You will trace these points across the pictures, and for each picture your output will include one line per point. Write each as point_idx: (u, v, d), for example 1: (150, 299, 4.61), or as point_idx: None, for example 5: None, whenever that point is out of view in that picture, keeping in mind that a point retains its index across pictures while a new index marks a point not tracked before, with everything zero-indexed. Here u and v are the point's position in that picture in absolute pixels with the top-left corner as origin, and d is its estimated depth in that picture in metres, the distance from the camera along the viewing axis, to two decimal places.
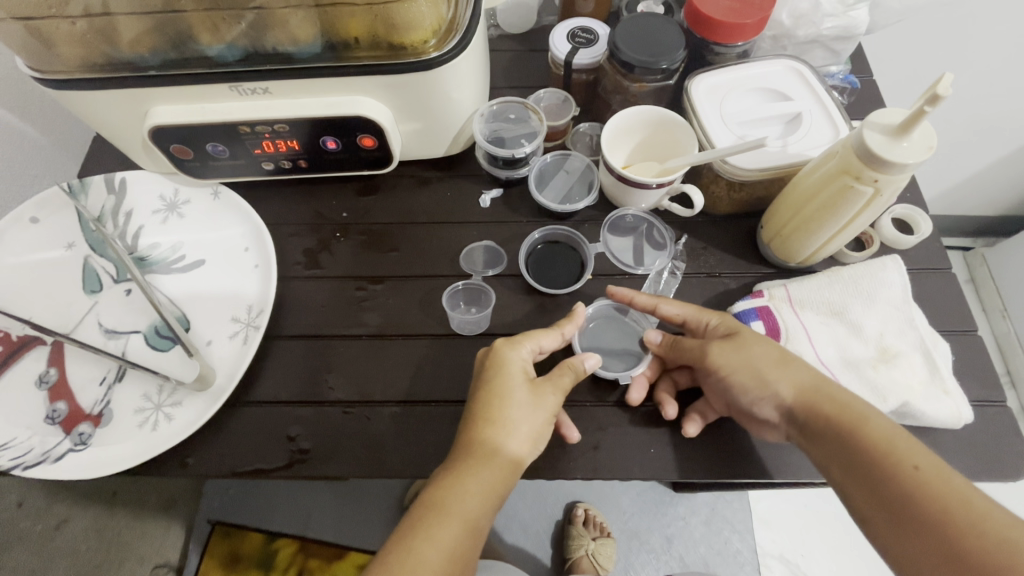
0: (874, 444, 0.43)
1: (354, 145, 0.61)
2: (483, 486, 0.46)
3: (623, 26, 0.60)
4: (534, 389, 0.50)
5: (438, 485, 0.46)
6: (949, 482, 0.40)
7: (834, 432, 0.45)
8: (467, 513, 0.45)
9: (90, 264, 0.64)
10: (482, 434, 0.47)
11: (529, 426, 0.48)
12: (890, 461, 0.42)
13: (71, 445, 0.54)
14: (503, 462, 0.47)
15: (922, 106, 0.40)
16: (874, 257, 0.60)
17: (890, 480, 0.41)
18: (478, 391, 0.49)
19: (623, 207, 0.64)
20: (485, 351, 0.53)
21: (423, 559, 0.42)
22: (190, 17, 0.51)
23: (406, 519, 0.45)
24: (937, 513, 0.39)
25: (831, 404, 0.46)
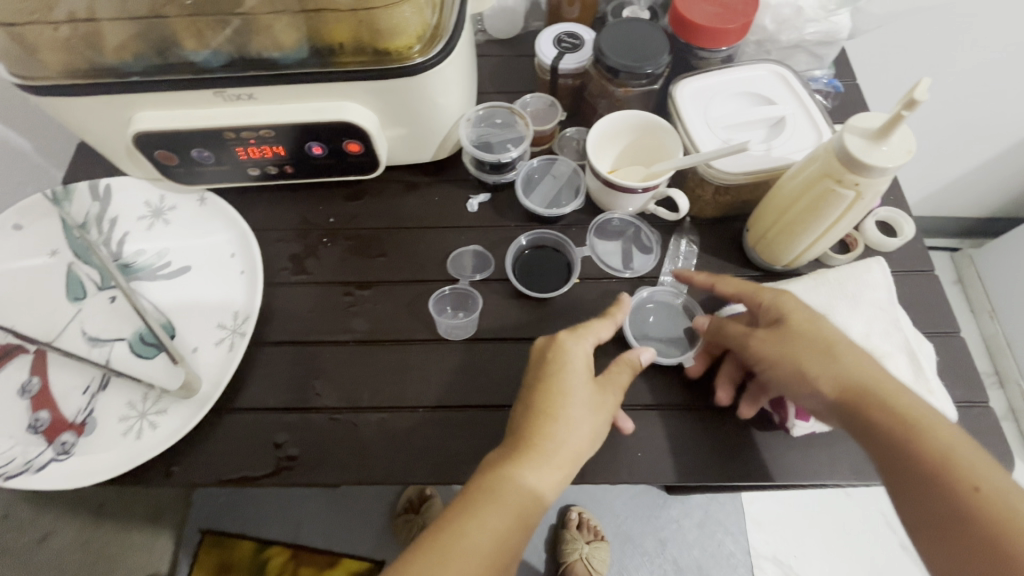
0: (926, 455, 0.42)
1: (341, 150, 0.61)
2: (541, 478, 0.45)
3: (609, 32, 0.60)
4: (595, 385, 0.50)
5: (497, 471, 0.46)
6: (1007, 506, 0.38)
7: (885, 435, 0.44)
8: (521, 505, 0.44)
9: (74, 271, 0.63)
10: (543, 425, 0.47)
11: (590, 425, 0.48)
12: (946, 472, 0.41)
13: (54, 455, 0.54)
14: (564, 458, 0.47)
15: (900, 110, 0.40)
16: (858, 259, 0.60)
17: (940, 491, 0.40)
18: (540, 383, 0.49)
19: (609, 211, 0.64)
20: (546, 340, 0.52)
21: (472, 542, 0.42)
22: (174, 23, 0.52)
23: (456, 500, 0.45)
24: (987, 535, 0.38)
25: (881, 409, 0.44)
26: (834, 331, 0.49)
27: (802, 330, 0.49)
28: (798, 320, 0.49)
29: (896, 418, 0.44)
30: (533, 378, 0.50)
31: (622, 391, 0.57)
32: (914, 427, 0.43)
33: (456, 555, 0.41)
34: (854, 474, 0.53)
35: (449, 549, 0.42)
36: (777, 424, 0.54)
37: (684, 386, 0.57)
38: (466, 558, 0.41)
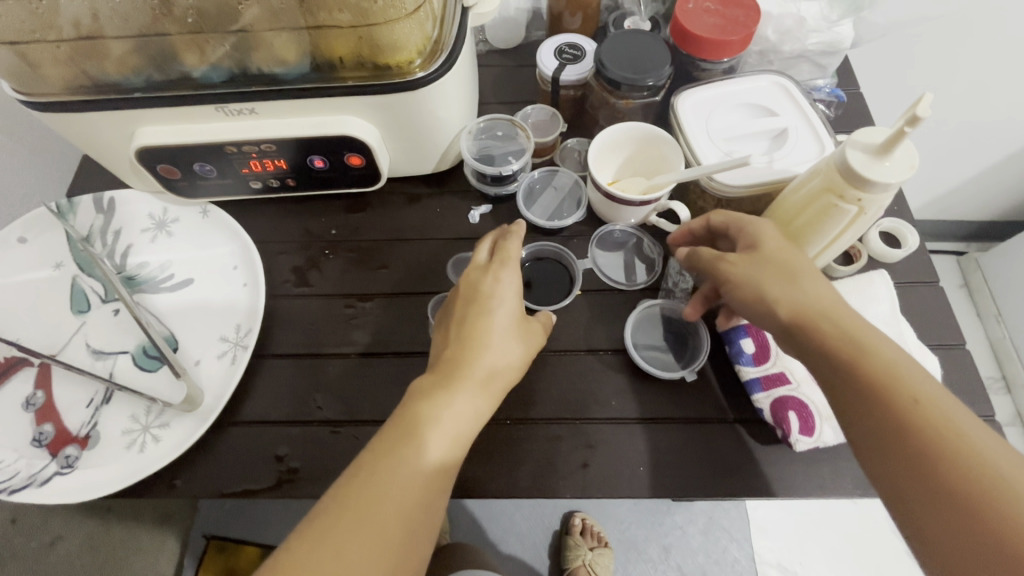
0: (876, 370, 0.40)
1: (342, 163, 0.61)
2: (464, 409, 0.45)
3: (609, 44, 0.60)
4: (519, 320, 0.50)
5: (427, 398, 0.44)
6: (946, 415, 0.38)
7: (842, 354, 0.41)
8: (459, 429, 0.44)
9: (78, 284, 0.63)
10: (472, 350, 0.46)
11: (518, 353, 0.49)
12: (891, 393, 0.39)
13: (58, 469, 0.54)
14: (494, 382, 0.47)
15: (902, 126, 0.40)
16: (862, 271, 0.60)
17: (888, 411, 0.39)
18: (467, 314, 0.48)
19: (611, 222, 0.64)
20: (474, 274, 0.51)
21: (410, 465, 0.41)
22: (174, 40, 0.51)
23: (389, 424, 0.44)
24: (933, 443, 0.37)
25: (836, 329, 0.42)
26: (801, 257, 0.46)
27: (777, 254, 0.46)
28: (771, 244, 0.46)
29: (849, 336, 0.42)
30: (459, 312, 0.49)
31: (624, 404, 0.56)
32: (865, 345, 0.41)
33: (395, 477, 0.41)
34: (859, 489, 0.53)
35: (386, 471, 0.41)
36: (780, 439, 0.54)
37: (686, 400, 0.56)
38: (403, 479, 0.41)
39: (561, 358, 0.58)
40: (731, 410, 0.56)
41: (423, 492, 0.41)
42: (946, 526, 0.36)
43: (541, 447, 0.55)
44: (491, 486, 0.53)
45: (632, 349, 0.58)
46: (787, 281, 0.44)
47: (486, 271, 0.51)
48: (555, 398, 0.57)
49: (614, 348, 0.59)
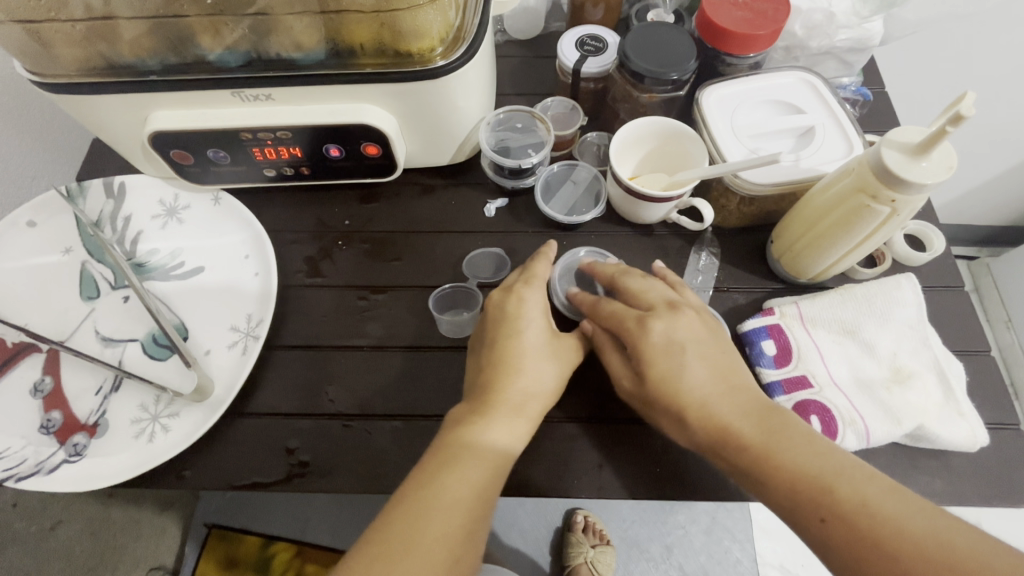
0: (781, 494, 0.40)
1: (358, 153, 0.60)
2: (503, 439, 0.46)
3: (633, 35, 0.59)
4: (553, 343, 0.51)
5: (466, 424, 0.46)
6: (858, 529, 0.36)
7: (754, 482, 0.42)
8: (500, 451, 0.45)
9: (88, 270, 0.62)
10: (509, 371, 0.48)
11: (555, 370, 0.50)
12: (800, 508, 0.39)
13: (65, 456, 0.53)
14: (532, 402, 0.48)
15: (944, 125, 0.39)
16: (886, 275, 0.59)
17: (802, 527, 0.39)
18: (497, 335, 0.50)
19: (643, 218, 0.61)
20: (499, 299, 0.52)
21: (449, 495, 0.42)
22: (192, 22, 0.50)
23: (427, 460, 0.45)
24: (855, 565, 0.36)
25: (739, 459, 0.42)
26: (693, 382, 0.45)
27: (663, 388, 0.46)
28: (653, 375, 0.46)
29: (751, 462, 0.42)
30: (489, 335, 0.50)
31: None
32: (769, 467, 0.41)
33: (439, 507, 0.42)
34: None
35: (427, 503, 0.42)
36: None
37: None
38: (445, 511, 0.42)
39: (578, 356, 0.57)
40: None
41: (467, 519, 0.42)
42: None
43: (555, 446, 0.54)
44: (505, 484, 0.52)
45: None
46: (678, 418, 0.45)
47: (510, 293, 0.52)
48: (570, 397, 0.56)
49: None
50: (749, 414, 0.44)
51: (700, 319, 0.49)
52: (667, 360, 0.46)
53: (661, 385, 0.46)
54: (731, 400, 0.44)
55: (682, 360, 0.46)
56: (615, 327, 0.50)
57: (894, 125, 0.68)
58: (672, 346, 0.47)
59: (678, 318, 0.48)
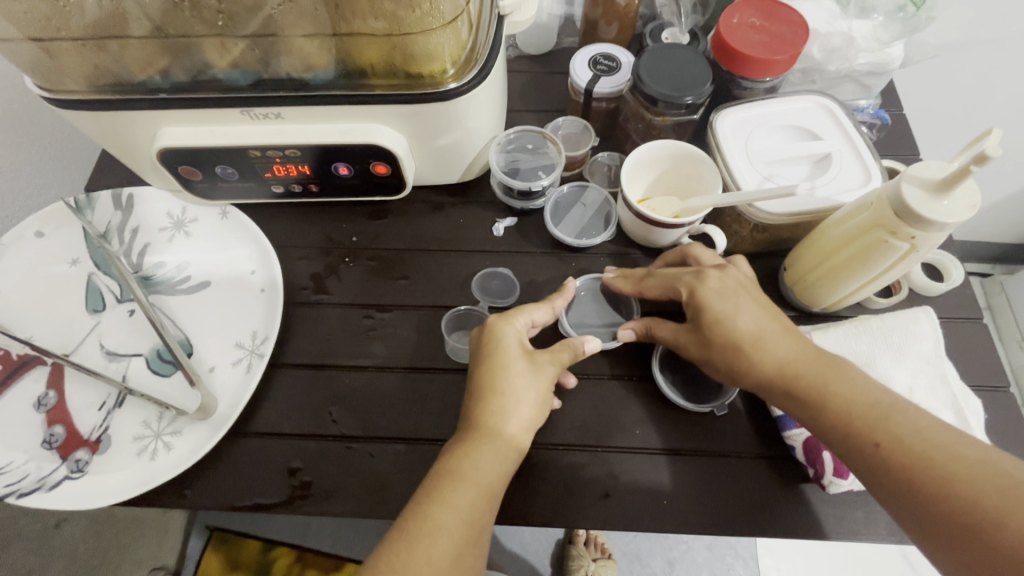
0: (836, 423, 0.43)
1: (366, 171, 0.59)
2: (491, 471, 0.45)
3: (647, 58, 0.58)
4: (532, 363, 0.49)
5: (450, 456, 0.45)
6: (909, 452, 0.39)
7: (807, 413, 0.44)
8: (485, 480, 0.44)
9: (94, 282, 0.62)
10: (486, 404, 0.47)
11: (534, 397, 0.48)
12: (854, 434, 0.42)
13: (68, 473, 0.53)
14: (513, 432, 0.47)
15: (968, 165, 0.38)
16: (902, 305, 0.57)
17: (853, 453, 0.42)
18: (477, 368, 0.49)
19: (654, 242, 0.60)
20: (478, 333, 0.52)
21: (439, 526, 0.42)
22: (202, 41, 0.50)
23: (419, 489, 0.44)
24: (904, 484, 0.39)
25: (795, 393, 0.45)
26: (746, 322, 0.47)
27: (723, 330, 0.47)
28: (715, 316, 0.48)
29: (807, 393, 0.44)
30: (477, 360, 0.50)
31: (646, 433, 0.55)
32: (826, 395, 0.44)
33: (425, 536, 0.41)
34: (892, 534, 0.51)
35: (416, 532, 0.41)
36: (811, 478, 0.52)
37: (712, 430, 0.55)
38: (435, 537, 0.41)
39: (586, 383, 0.57)
40: (761, 444, 0.54)
41: (458, 548, 0.41)
42: (947, 551, 0.37)
43: (561, 475, 0.53)
44: (509, 513, 0.52)
45: (659, 379, 0.56)
46: (735, 358, 0.47)
47: (497, 319, 0.51)
48: (576, 424, 0.55)
49: (638, 375, 0.57)
50: (804, 352, 0.46)
51: (747, 275, 0.52)
52: (722, 301, 0.48)
53: (717, 327, 0.48)
54: (785, 338, 0.47)
55: (738, 303, 0.48)
56: (671, 287, 0.52)
57: (913, 149, 0.66)
58: (726, 291, 0.49)
59: (726, 271, 0.50)
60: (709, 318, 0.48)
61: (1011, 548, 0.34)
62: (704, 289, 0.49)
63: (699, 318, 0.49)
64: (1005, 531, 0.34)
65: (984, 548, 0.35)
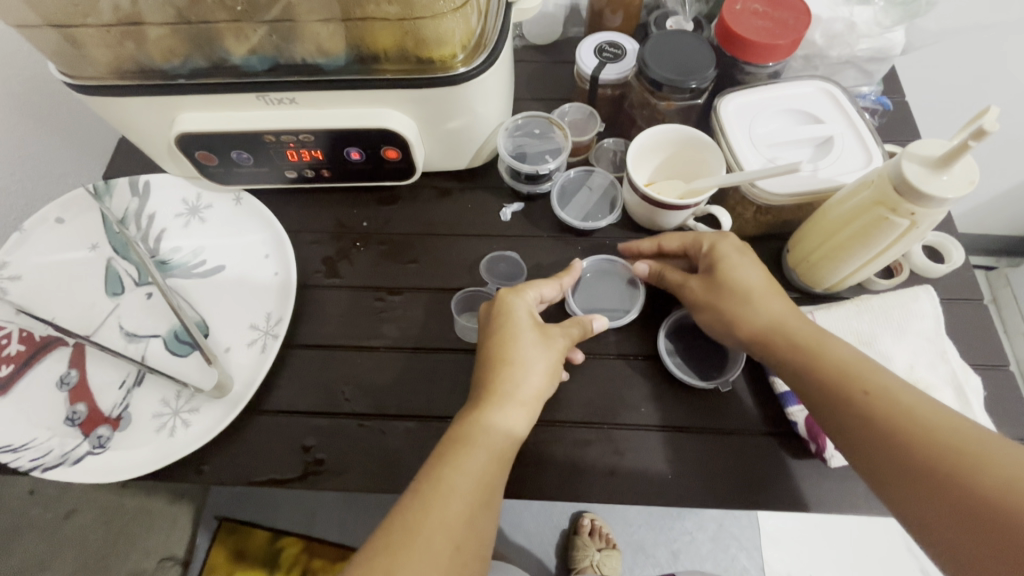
0: (829, 375, 0.45)
1: (377, 156, 0.61)
2: (500, 443, 0.46)
3: (652, 43, 0.59)
4: (541, 338, 0.51)
5: (462, 423, 0.47)
6: (896, 404, 0.42)
7: (801, 366, 0.47)
8: (496, 447, 0.46)
9: (113, 266, 0.64)
10: (498, 373, 0.48)
11: (543, 368, 0.49)
12: (845, 388, 0.44)
13: (90, 448, 0.55)
14: (524, 401, 0.48)
15: (967, 140, 0.39)
16: (904, 286, 0.58)
17: (844, 408, 0.44)
18: (490, 338, 0.50)
19: (659, 225, 0.62)
20: (489, 306, 0.53)
21: (450, 490, 0.43)
22: (220, 27, 0.51)
23: (431, 455, 0.46)
24: (892, 432, 0.41)
25: (793, 347, 0.48)
26: (753, 278, 0.52)
27: (730, 278, 0.52)
28: (729, 263, 0.52)
29: (802, 352, 0.47)
30: (491, 329, 0.51)
31: (650, 411, 0.56)
32: (818, 353, 0.47)
33: (438, 498, 0.43)
34: None
35: (428, 493, 0.43)
36: (813, 454, 0.53)
37: (716, 408, 0.56)
38: (448, 498, 0.43)
39: (592, 362, 0.58)
40: (763, 421, 0.55)
41: (468, 512, 0.43)
42: (932, 494, 0.39)
43: (568, 451, 0.54)
44: (518, 488, 0.53)
45: (666, 359, 0.57)
46: (741, 304, 0.51)
47: (512, 292, 0.53)
48: (582, 402, 0.56)
49: (644, 354, 0.58)
50: (797, 316, 0.49)
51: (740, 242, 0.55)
52: (738, 257, 0.53)
53: (730, 272, 0.52)
54: (780, 303, 0.50)
55: (749, 260, 0.53)
56: (692, 240, 0.56)
57: (914, 135, 0.67)
58: (744, 251, 0.54)
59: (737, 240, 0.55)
60: (722, 268, 0.52)
61: (984, 488, 0.36)
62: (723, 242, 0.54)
63: (713, 266, 0.53)
64: (980, 475, 0.37)
65: (957, 489, 0.37)
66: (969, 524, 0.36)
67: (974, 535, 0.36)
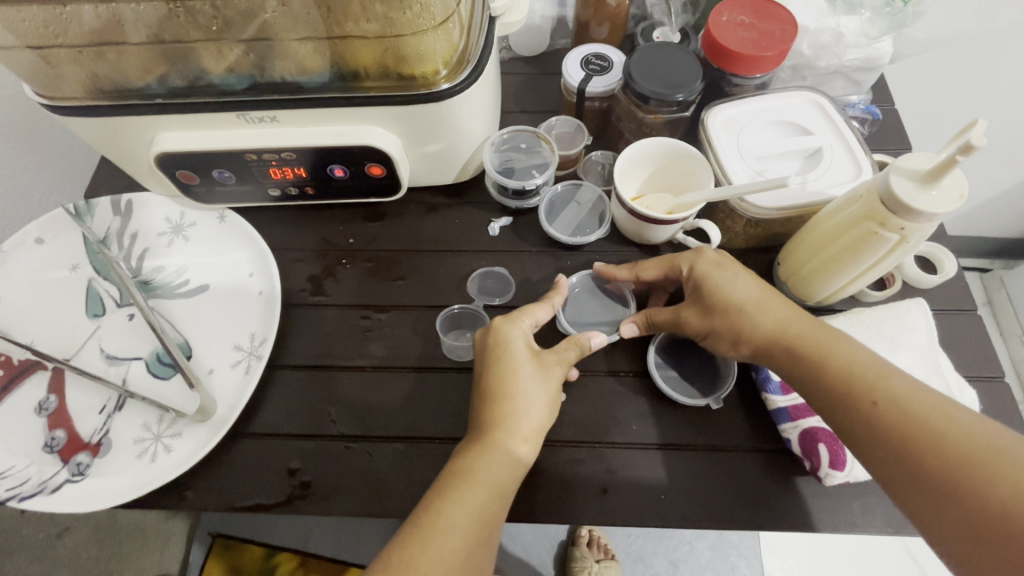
0: (836, 383, 0.44)
1: (362, 173, 0.60)
2: (493, 481, 0.44)
3: (638, 56, 0.58)
4: (541, 368, 0.50)
5: (459, 458, 0.46)
6: (905, 412, 0.40)
7: (806, 372, 0.45)
8: (496, 482, 0.44)
9: (94, 287, 0.63)
10: (495, 405, 0.47)
11: (543, 400, 0.48)
12: (852, 395, 0.43)
13: (69, 476, 0.53)
14: (521, 432, 0.47)
15: (954, 155, 0.38)
16: (896, 298, 0.58)
17: (852, 414, 0.42)
18: (485, 371, 0.49)
19: (647, 239, 0.61)
20: (484, 332, 0.52)
21: (451, 522, 0.42)
22: (197, 46, 0.50)
23: (430, 490, 0.45)
24: (900, 443, 0.40)
25: (798, 352, 0.46)
26: (741, 288, 0.49)
27: (716, 295, 0.50)
28: (712, 281, 0.50)
29: (808, 358, 0.45)
30: (483, 362, 0.50)
31: (643, 428, 0.55)
32: (822, 360, 0.45)
33: (438, 533, 0.42)
34: (891, 526, 0.51)
35: (427, 528, 0.42)
36: (808, 471, 0.52)
37: (709, 425, 0.55)
38: (447, 533, 0.42)
39: (581, 380, 0.57)
40: (757, 438, 0.54)
41: (468, 543, 0.42)
42: (939, 509, 0.37)
43: (559, 472, 0.53)
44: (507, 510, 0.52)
45: (658, 379, 0.56)
46: (732, 318, 0.49)
47: (512, 320, 0.52)
48: (571, 422, 0.55)
49: (635, 370, 0.58)
50: (800, 320, 0.47)
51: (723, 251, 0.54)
52: (719, 271, 0.51)
53: (713, 292, 0.50)
54: (779, 308, 0.48)
55: (732, 272, 0.51)
56: (669, 265, 0.54)
57: (904, 143, 0.67)
58: (723, 265, 0.51)
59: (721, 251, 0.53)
60: (710, 286, 0.50)
61: (996, 507, 0.35)
62: (699, 261, 0.52)
63: (697, 288, 0.51)
64: (988, 493, 0.35)
65: (966, 504, 0.36)
66: (977, 539, 0.35)
67: (983, 551, 0.35)
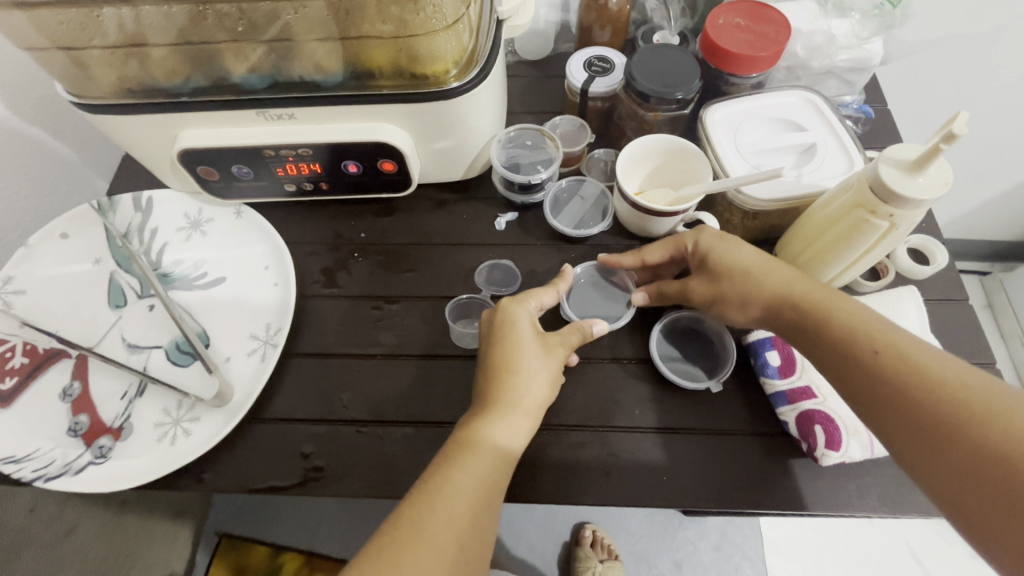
0: (838, 337, 0.46)
1: (375, 169, 0.63)
2: (494, 453, 0.46)
3: (639, 57, 0.61)
4: (543, 348, 0.52)
5: (466, 426, 0.48)
6: (904, 359, 0.42)
7: (809, 328, 0.48)
8: (497, 451, 0.46)
9: (116, 279, 0.65)
10: (499, 380, 0.49)
11: (544, 377, 0.50)
12: (852, 347, 0.45)
13: (92, 458, 0.55)
14: (522, 407, 0.49)
15: (937, 144, 0.40)
16: (890, 287, 0.60)
17: (853, 366, 0.44)
18: (490, 347, 0.52)
19: (649, 231, 0.63)
20: (490, 312, 0.54)
21: (456, 487, 0.44)
22: (222, 47, 0.54)
23: (437, 458, 0.46)
24: (898, 389, 0.41)
25: (801, 311, 0.48)
26: (746, 254, 0.52)
27: (720, 266, 0.53)
28: (717, 251, 0.53)
29: (811, 316, 0.48)
30: (490, 336, 0.52)
31: (644, 413, 0.57)
32: (824, 317, 0.47)
33: (444, 496, 0.43)
34: (886, 507, 0.53)
35: (433, 490, 0.44)
36: (806, 453, 0.54)
37: (708, 411, 0.57)
38: (452, 497, 0.43)
39: (584, 368, 0.59)
40: (755, 423, 0.56)
41: (471, 509, 0.43)
42: (934, 450, 0.39)
43: (563, 455, 0.55)
44: (513, 491, 0.54)
45: (660, 363, 0.58)
46: (737, 284, 0.52)
47: (518, 300, 0.54)
48: (575, 407, 0.57)
49: (637, 358, 0.59)
50: (803, 283, 0.49)
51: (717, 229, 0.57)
52: (724, 243, 0.53)
53: (718, 262, 0.53)
54: (782, 272, 0.50)
55: (736, 243, 0.53)
56: (674, 246, 0.57)
57: (896, 141, 0.69)
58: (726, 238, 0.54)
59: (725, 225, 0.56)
60: (716, 256, 0.53)
61: (989, 445, 0.37)
62: (705, 233, 0.55)
63: (702, 260, 0.54)
64: (985, 433, 0.37)
65: (960, 443, 0.38)
66: (970, 477, 0.37)
67: (974, 487, 0.37)
